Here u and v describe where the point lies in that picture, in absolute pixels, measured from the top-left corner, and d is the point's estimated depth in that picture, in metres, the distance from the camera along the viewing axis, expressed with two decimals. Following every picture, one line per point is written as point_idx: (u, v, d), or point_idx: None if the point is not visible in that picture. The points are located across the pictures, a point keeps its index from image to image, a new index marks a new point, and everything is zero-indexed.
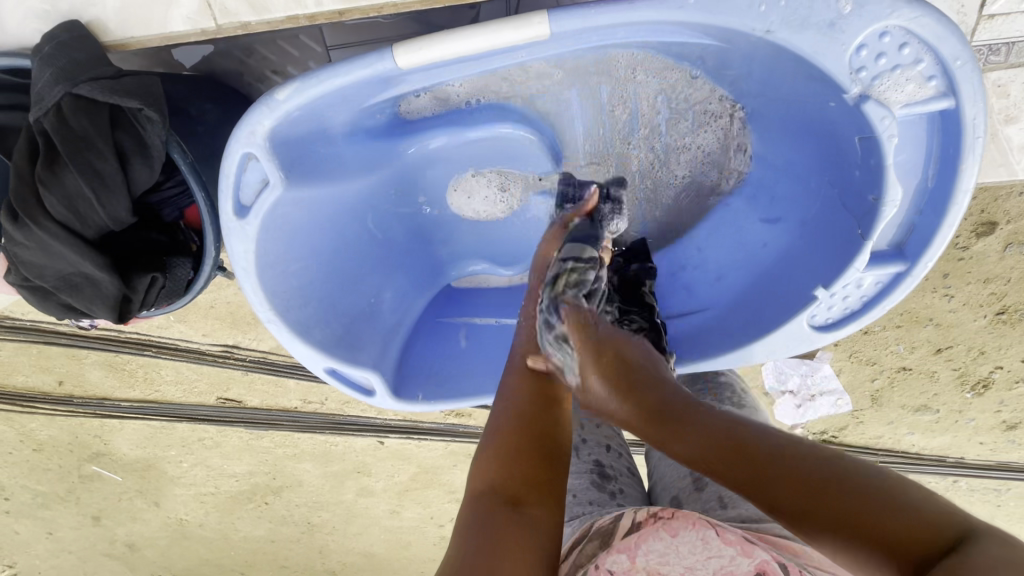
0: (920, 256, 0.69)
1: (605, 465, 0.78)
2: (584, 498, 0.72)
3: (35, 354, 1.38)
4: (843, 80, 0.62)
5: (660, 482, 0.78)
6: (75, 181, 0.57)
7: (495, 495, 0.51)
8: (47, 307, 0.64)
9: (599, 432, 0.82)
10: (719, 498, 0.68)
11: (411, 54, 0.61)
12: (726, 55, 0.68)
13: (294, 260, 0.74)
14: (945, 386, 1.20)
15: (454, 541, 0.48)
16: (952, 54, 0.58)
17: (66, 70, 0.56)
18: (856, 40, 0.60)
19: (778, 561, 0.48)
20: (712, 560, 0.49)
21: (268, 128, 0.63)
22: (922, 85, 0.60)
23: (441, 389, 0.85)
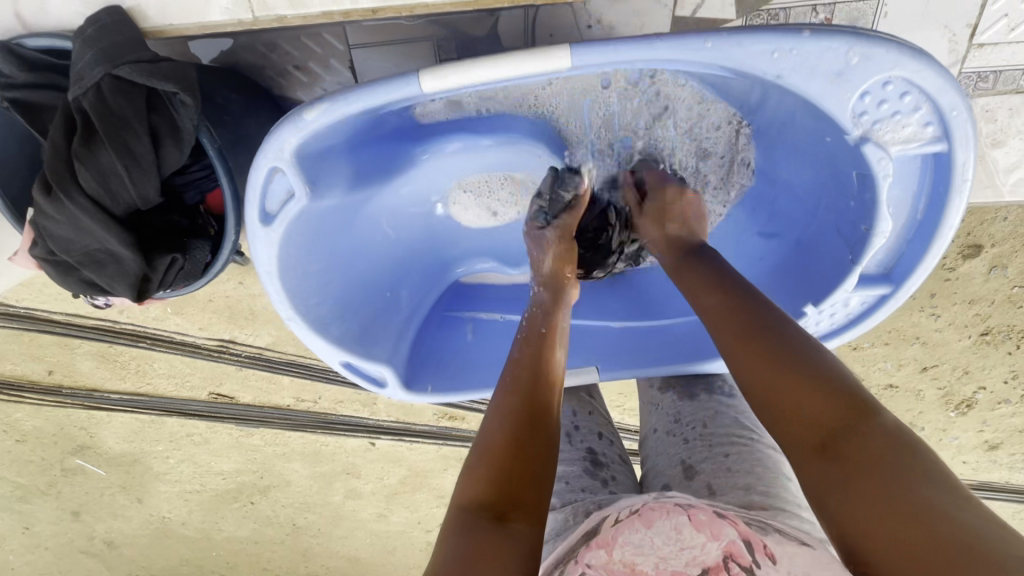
0: (904, 280, 0.73)
1: (596, 453, 0.78)
2: (576, 486, 0.73)
3: (26, 343, 1.38)
4: (846, 123, 0.65)
5: (652, 470, 0.77)
6: (110, 159, 0.59)
7: (483, 509, 0.52)
8: (68, 281, 0.65)
9: (590, 420, 0.82)
10: (707, 487, 0.68)
11: (437, 76, 0.61)
12: (734, 84, 0.71)
13: (314, 261, 0.76)
14: (930, 405, 1.24)
15: (441, 547, 0.51)
16: (949, 104, 0.61)
17: (108, 51, 0.58)
18: (862, 86, 0.62)
19: (744, 540, 0.50)
20: (683, 550, 0.50)
21: (294, 145, 0.65)
22: (920, 129, 0.63)
23: (450, 381, 0.87)
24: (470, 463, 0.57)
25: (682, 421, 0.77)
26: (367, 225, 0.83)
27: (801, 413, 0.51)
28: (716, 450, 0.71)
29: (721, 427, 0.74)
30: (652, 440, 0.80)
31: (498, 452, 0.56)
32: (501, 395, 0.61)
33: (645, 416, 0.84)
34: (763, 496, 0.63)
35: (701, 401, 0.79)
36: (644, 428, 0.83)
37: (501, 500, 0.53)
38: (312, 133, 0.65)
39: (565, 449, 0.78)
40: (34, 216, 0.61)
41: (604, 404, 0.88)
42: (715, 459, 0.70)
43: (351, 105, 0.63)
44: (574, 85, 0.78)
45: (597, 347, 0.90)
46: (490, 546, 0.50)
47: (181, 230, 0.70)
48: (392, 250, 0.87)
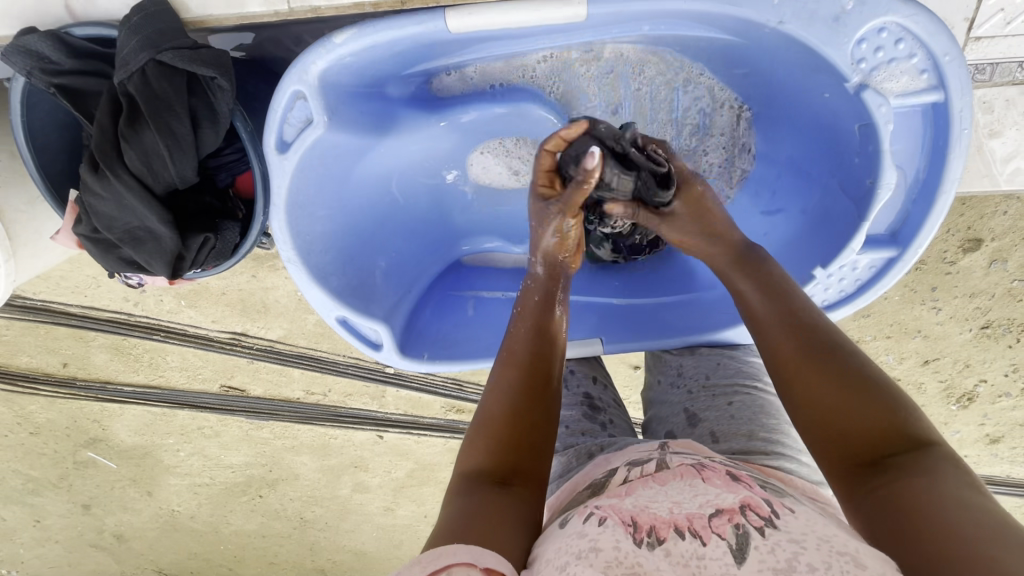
0: (911, 241, 0.74)
1: (594, 397, 0.82)
2: (576, 429, 0.76)
3: (43, 335, 1.42)
4: (845, 70, 0.69)
5: (655, 418, 0.80)
6: (152, 139, 0.62)
7: (487, 473, 0.56)
8: (108, 258, 0.69)
9: (588, 369, 0.86)
10: (710, 433, 0.71)
11: (463, 17, 0.68)
12: (739, 53, 0.78)
13: (323, 207, 0.79)
14: (932, 398, 1.26)
15: (449, 505, 0.54)
16: (941, 50, 0.65)
17: (152, 37, 0.61)
18: (857, 34, 0.67)
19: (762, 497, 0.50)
20: (698, 497, 0.50)
21: (321, 70, 0.69)
22: (915, 77, 0.67)
23: (445, 350, 0.89)
24: (469, 435, 0.60)
25: (686, 374, 0.81)
26: (379, 185, 0.87)
27: (848, 427, 0.51)
28: (719, 398, 0.75)
29: (724, 376, 0.78)
30: (657, 391, 0.83)
31: (497, 420, 0.59)
32: (500, 371, 0.64)
33: (651, 369, 0.87)
34: (764, 443, 0.67)
35: (703, 354, 0.83)
36: (649, 378, 0.87)
37: (501, 470, 0.56)
38: (339, 61, 0.70)
39: (565, 394, 0.82)
40: (80, 195, 0.65)
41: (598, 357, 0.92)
42: (718, 407, 0.73)
43: (381, 33, 0.69)
44: (582, 60, 0.84)
45: (600, 324, 0.93)
46: (492, 506, 0.52)
47: (213, 210, 0.73)
48: (400, 215, 0.91)
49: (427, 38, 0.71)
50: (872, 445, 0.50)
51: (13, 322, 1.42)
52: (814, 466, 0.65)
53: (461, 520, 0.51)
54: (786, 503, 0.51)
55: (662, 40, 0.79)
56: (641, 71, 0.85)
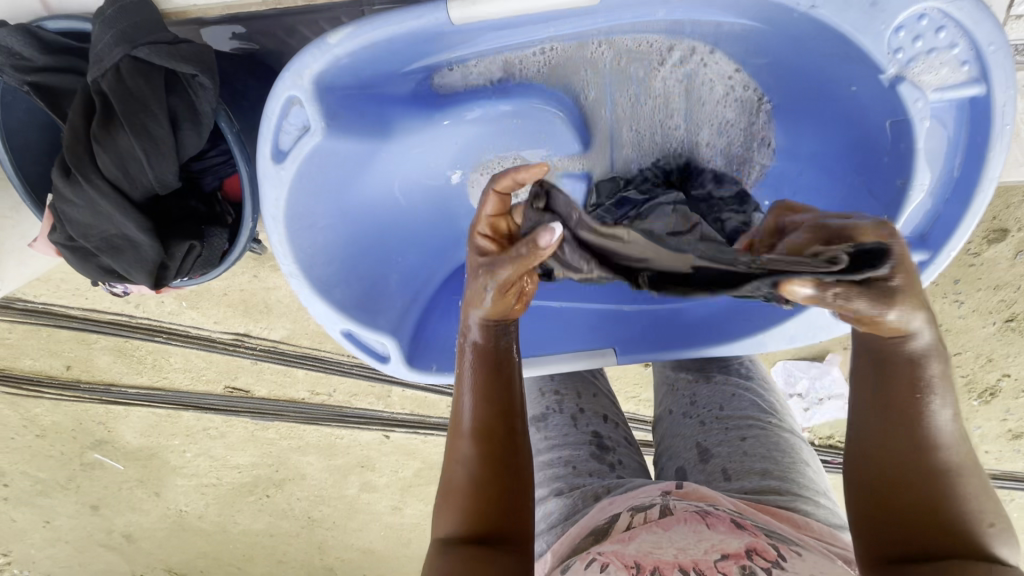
0: (944, 245, 0.66)
1: (603, 436, 0.79)
2: (583, 470, 0.74)
3: (45, 338, 1.39)
4: (881, 60, 0.63)
5: (667, 450, 0.78)
6: (128, 142, 0.58)
7: (470, 541, 0.51)
8: (87, 267, 0.65)
9: (597, 403, 0.83)
10: (722, 471, 0.69)
11: (467, 8, 0.60)
12: (760, 37, 0.73)
13: (324, 216, 0.74)
14: (953, 393, 1.21)
15: (439, 565, 0.49)
16: (986, 39, 0.58)
17: (128, 32, 0.57)
18: (895, 20, 0.60)
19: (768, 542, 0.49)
20: (703, 542, 0.50)
21: (317, 72, 0.62)
22: (956, 69, 0.60)
23: (455, 361, 0.85)
24: (436, 505, 0.54)
25: (699, 404, 0.78)
26: (381, 190, 0.82)
27: (912, 521, 0.45)
28: (732, 432, 0.72)
29: (737, 409, 0.75)
30: (668, 421, 0.80)
31: (458, 497, 0.53)
32: (456, 429, 0.55)
33: (661, 396, 0.84)
34: (778, 481, 0.65)
35: (717, 382, 0.80)
36: (658, 408, 0.84)
37: (476, 536, 0.51)
38: (335, 63, 0.63)
39: (573, 432, 0.79)
40: (54, 201, 0.61)
41: (608, 384, 0.89)
42: (732, 443, 0.71)
43: (381, 30, 0.61)
44: (591, 50, 0.79)
45: (609, 330, 0.88)
46: (474, 571, 0.48)
47: (199, 216, 0.70)
48: (403, 221, 0.86)
49: (426, 32, 0.64)
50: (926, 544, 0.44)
51: (15, 326, 1.38)
52: (831, 507, 0.64)
53: None
54: (790, 547, 0.51)
55: (680, 25, 0.75)
56: (654, 61, 0.80)
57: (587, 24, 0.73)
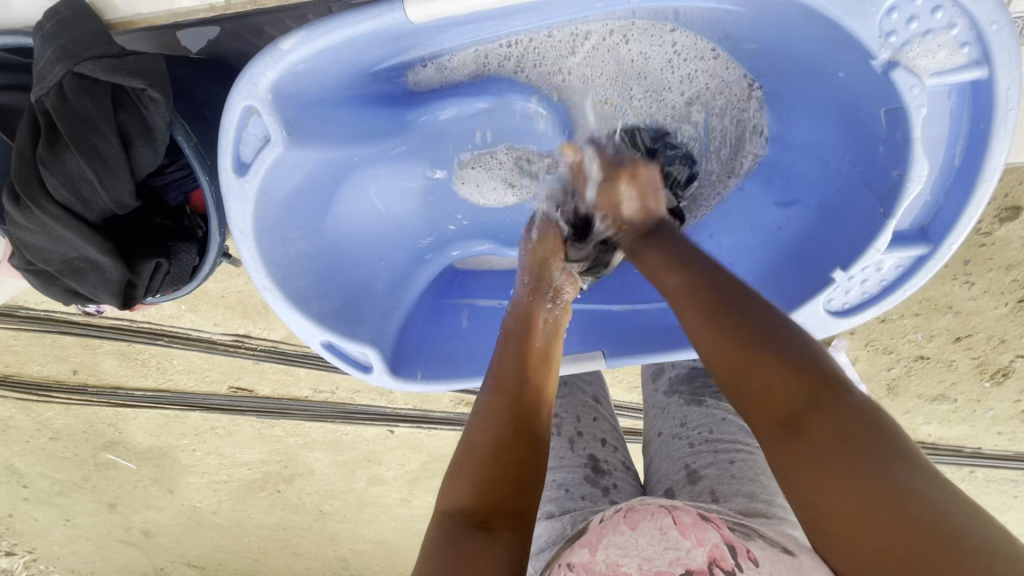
0: (945, 237, 0.64)
1: (599, 459, 0.77)
2: (577, 493, 0.72)
3: (51, 344, 1.37)
4: (872, 45, 0.58)
5: (655, 474, 0.77)
6: (76, 163, 0.56)
7: (467, 518, 0.49)
8: (52, 291, 0.64)
9: (596, 427, 0.81)
10: (710, 492, 0.68)
11: (424, 6, 0.57)
12: (748, 23, 0.69)
13: (296, 227, 0.72)
14: (964, 375, 1.17)
15: (422, 561, 0.47)
16: (988, 18, 0.53)
17: (69, 48, 0.55)
18: (886, 2, 0.56)
19: (727, 543, 0.50)
20: (668, 552, 0.50)
21: (273, 81, 0.59)
22: (955, 52, 0.56)
23: (441, 368, 0.83)
24: (451, 469, 0.53)
25: (689, 426, 0.77)
26: (358, 197, 0.80)
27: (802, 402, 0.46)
28: (721, 455, 0.71)
29: (727, 432, 0.74)
30: (658, 445, 0.79)
31: (480, 456, 0.52)
32: (488, 394, 0.58)
33: (652, 419, 0.84)
34: (767, 505, 0.63)
35: (709, 407, 0.78)
36: (650, 431, 0.83)
37: (487, 510, 0.49)
38: (292, 71, 0.60)
39: (568, 455, 0.77)
40: (9, 228, 0.60)
41: (612, 409, 0.86)
42: (720, 465, 0.70)
43: (336, 34, 0.58)
44: (565, 38, 0.74)
45: (598, 335, 0.86)
46: (470, 560, 0.46)
47: (165, 232, 0.68)
48: (384, 225, 0.84)
49: (386, 32, 0.61)
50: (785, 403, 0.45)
51: (21, 332, 1.35)
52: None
53: None
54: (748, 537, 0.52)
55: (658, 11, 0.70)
56: (601, 47, 0.75)
57: (566, 15, 0.69)
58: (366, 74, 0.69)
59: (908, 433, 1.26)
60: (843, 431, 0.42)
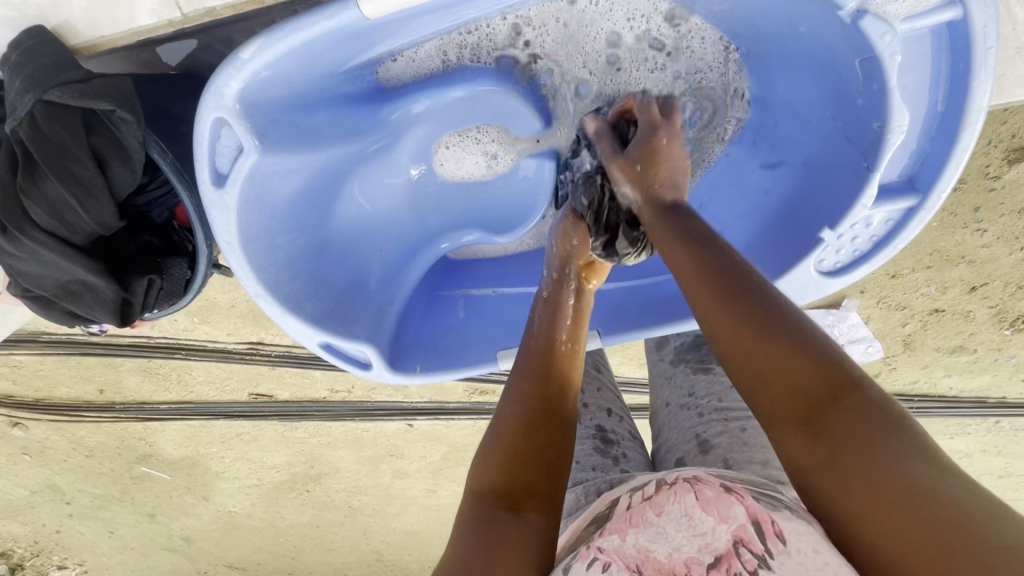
0: (932, 185, 0.65)
1: (606, 430, 0.78)
2: (587, 465, 0.72)
3: (74, 365, 1.41)
4: None
5: (665, 443, 0.78)
6: (55, 189, 0.59)
7: (497, 496, 0.49)
8: (52, 314, 0.68)
9: (600, 397, 0.82)
10: (723, 461, 0.68)
11: (379, 2, 0.58)
12: None
13: (279, 233, 0.72)
14: (982, 325, 1.15)
15: (452, 542, 0.47)
16: None
17: (36, 77, 0.56)
18: None
19: (755, 520, 0.45)
20: (695, 538, 0.46)
21: (238, 91, 0.60)
22: None
23: (438, 358, 0.85)
24: (483, 448, 0.54)
25: (698, 395, 0.77)
26: (342, 197, 0.80)
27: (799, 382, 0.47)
28: (732, 424, 0.71)
29: (735, 401, 0.74)
30: (666, 415, 0.80)
31: (512, 435, 0.54)
32: (518, 376, 0.60)
33: (657, 388, 0.84)
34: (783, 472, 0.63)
35: (716, 373, 0.79)
36: (656, 401, 0.84)
37: (517, 489, 0.50)
38: (254, 78, 0.60)
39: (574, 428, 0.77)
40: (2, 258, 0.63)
41: (613, 377, 0.87)
42: (730, 434, 0.70)
43: (293, 37, 0.58)
44: (532, 18, 0.74)
45: (599, 313, 0.87)
46: (512, 540, 0.46)
47: (155, 249, 0.70)
48: (375, 225, 0.84)
49: (343, 32, 0.61)
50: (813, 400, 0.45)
51: (45, 357, 1.39)
52: None
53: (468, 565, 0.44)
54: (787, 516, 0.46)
55: None
56: (574, 22, 0.75)
57: None
58: (337, 74, 0.69)
59: (928, 387, 1.24)
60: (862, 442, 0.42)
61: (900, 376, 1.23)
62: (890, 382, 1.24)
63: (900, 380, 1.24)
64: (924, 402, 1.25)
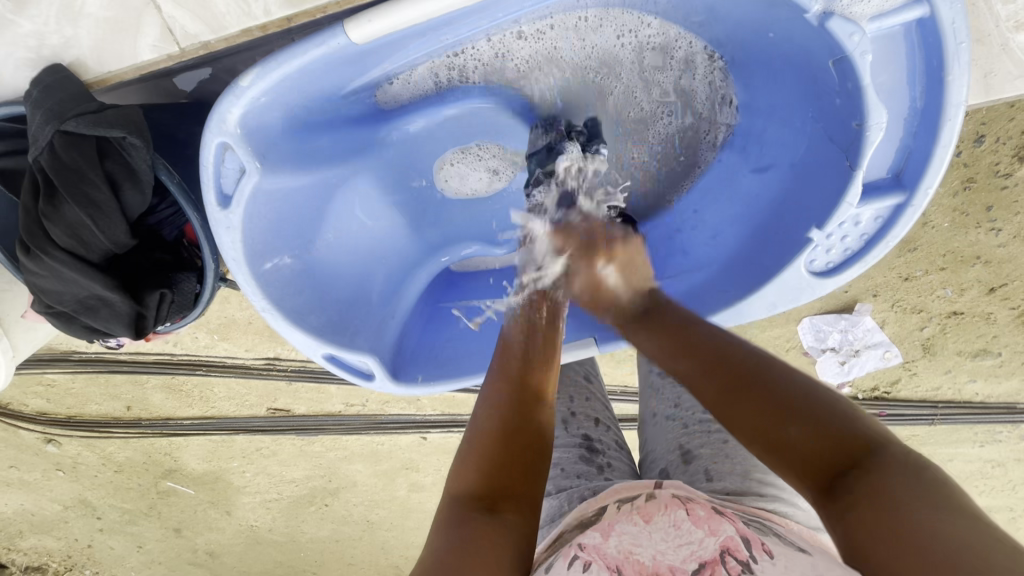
0: (918, 182, 0.65)
1: (593, 439, 0.79)
2: (572, 472, 0.73)
3: (103, 383, 1.47)
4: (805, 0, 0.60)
5: (650, 454, 0.79)
6: (73, 211, 0.65)
7: (473, 499, 0.51)
8: (71, 329, 0.73)
9: (589, 406, 0.83)
10: (704, 472, 0.69)
11: (364, 26, 0.61)
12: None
13: (285, 250, 0.77)
14: (1005, 327, 1.12)
15: (432, 540, 0.48)
16: None
17: (55, 109, 0.62)
18: None
19: (742, 537, 0.48)
20: (682, 546, 0.48)
21: (239, 116, 0.64)
22: None
23: (440, 370, 0.87)
24: (460, 454, 0.56)
25: (683, 406, 0.78)
26: (348, 214, 0.84)
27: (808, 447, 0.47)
28: (715, 436, 0.72)
29: None
30: (652, 425, 0.81)
31: (486, 438, 0.55)
32: (493, 385, 0.61)
33: (645, 398, 0.85)
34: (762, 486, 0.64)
35: None
36: (644, 411, 0.84)
37: (493, 492, 0.51)
38: (254, 105, 0.64)
39: (562, 436, 0.79)
40: (25, 278, 0.68)
41: (603, 388, 0.89)
42: (714, 445, 0.71)
43: (288, 65, 0.62)
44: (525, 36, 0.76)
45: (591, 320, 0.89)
46: (484, 539, 0.47)
47: (167, 265, 0.76)
48: (380, 240, 0.88)
49: (337, 58, 0.65)
50: (824, 460, 0.46)
51: (76, 375, 1.46)
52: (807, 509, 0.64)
53: (441, 560, 0.46)
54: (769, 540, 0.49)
55: None
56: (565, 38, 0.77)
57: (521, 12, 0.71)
58: (335, 98, 0.73)
59: (951, 393, 1.22)
60: (888, 501, 0.41)
61: (920, 382, 1.21)
62: (910, 389, 1.22)
63: (922, 386, 1.21)
64: (946, 409, 1.22)
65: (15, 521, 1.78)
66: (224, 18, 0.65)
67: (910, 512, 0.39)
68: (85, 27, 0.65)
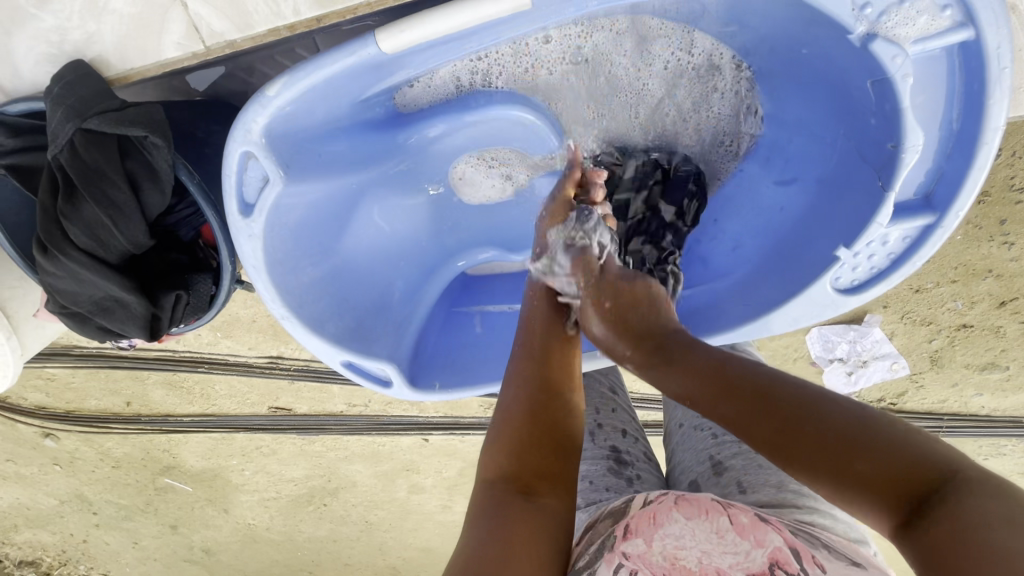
0: (949, 206, 0.65)
1: (621, 450, 0.78)
2: (601, 485, 0.72)
3: (103, 378, 1.46)
4: (847, 20, 0.59)
5: (679, 465, 0.77)
6: (92, 210, 0.64)
7: (508, 483, 0.50)
8: (84, 330, 0.72)
9: (615, 417, 0.82)
10: (737, 483, 0.67)
11: (396, 36, 0.61)
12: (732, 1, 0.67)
13: (304, 257, 0.76)
14: (1014, 341, 1.11)
15: (466, 529, 0.47)
16: None
17: (77, 107, 0.61)
18: None
19: (790, 547, 0.47)
20: (728, 555, 0.48)
21: (264, 125, 0.63)
22: (937, 16, 0.57)
23: (456, 376, 0.86)
24: (489, 434, 0.55)
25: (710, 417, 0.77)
26: (362, 219, 0.82)
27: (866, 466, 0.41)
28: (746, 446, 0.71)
29: None
30: (680, 436, 0.80)
31: (514, 419, 0.54)
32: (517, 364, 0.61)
33: (670, 410, 0.84)
34: (797, 495, 0.62)
35: None
36: (669, 422, 0.84)
37: (527, 474, 0.51)
38: (280, 113, 0.64)
39: (589, 447, 0.78)
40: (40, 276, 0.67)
41: (629, 400, 0.88)
42: (746, 455, 0.70)
43: (316, 75, 0.62)
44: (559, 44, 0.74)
45: None
46: (523, 525, 0.47)
47: (183, 266, 0.75)
48: (395, 245, 0.86)
49: (363, 66, 0.64)
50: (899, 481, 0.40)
51: (77, 369, 1.44)
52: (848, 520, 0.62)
53: (478, 552, 0.44)
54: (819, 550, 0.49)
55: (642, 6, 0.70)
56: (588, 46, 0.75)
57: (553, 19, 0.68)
58: (356, 103, 0.72)
59: (958, 406, 1.21)
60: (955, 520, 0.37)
61: (927, 395, 1.20)
62: (917, 402, 1.21)
63: (928, 399, 1.21)
64: (952, 422, 1.21)
65: (11, 514, 1.76)
66: (251, 17, 0.64)
67: (992, 532, 0.35)
68: (108, 22, 0.65)
